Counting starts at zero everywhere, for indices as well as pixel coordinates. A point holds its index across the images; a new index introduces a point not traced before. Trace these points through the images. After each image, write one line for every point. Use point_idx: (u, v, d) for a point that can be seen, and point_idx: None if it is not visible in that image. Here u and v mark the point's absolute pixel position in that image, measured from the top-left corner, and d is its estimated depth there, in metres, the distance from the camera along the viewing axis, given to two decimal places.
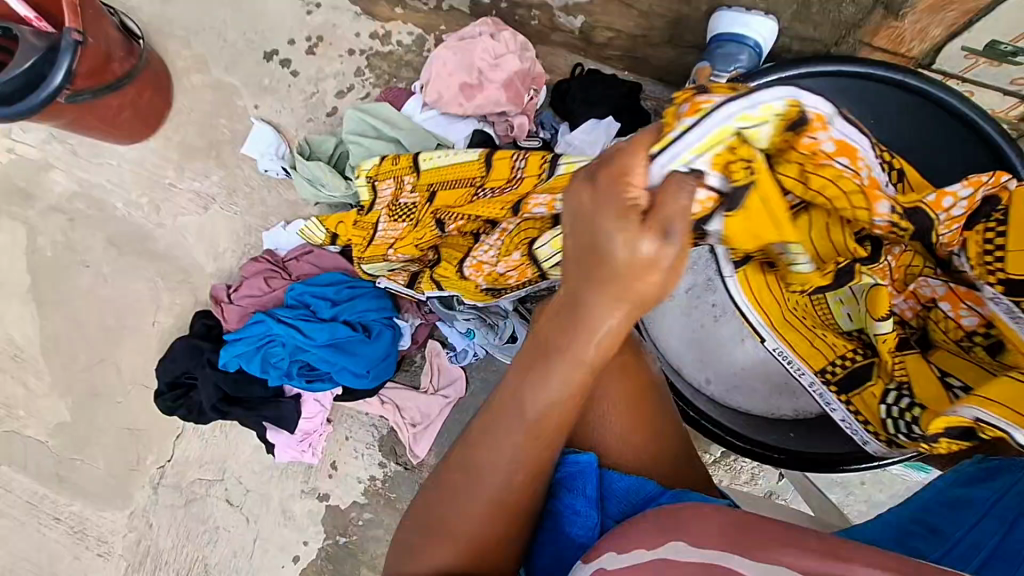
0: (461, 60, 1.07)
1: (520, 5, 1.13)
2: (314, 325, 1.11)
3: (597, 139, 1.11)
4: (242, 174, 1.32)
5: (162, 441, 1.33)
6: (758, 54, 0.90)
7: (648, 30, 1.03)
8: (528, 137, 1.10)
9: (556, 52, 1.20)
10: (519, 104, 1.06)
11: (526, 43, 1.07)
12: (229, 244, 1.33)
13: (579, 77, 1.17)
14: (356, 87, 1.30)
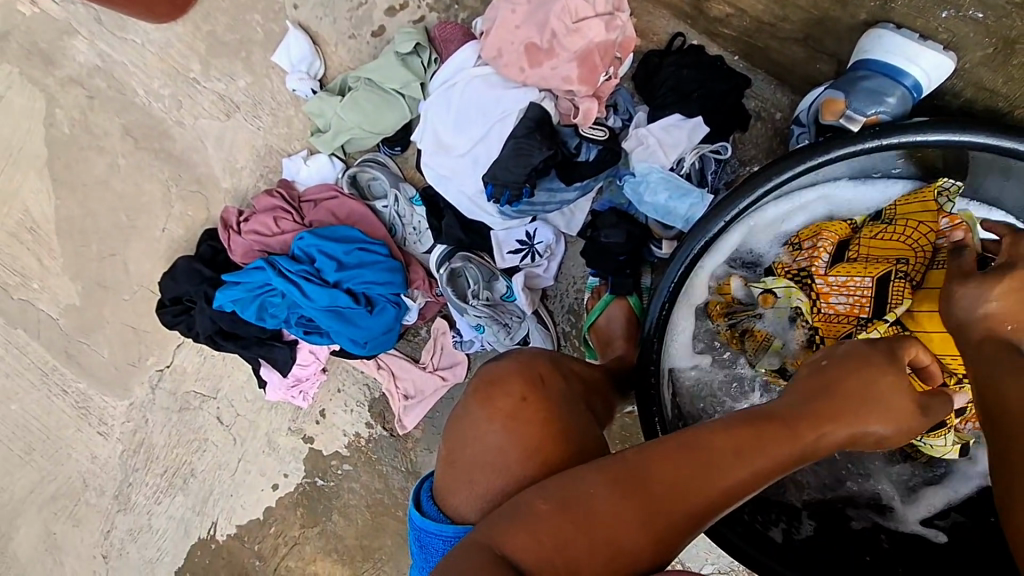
0: (535, 14, 0.87)
1: None
2: (315, 287, 1.03)
3: (676, 144, 0.92)
4: (270, 86, 1.17)
5: (165, 346, 1.33)
6: (914, 98, 0.69)
7: (779, 20, 0.79)
8: (593, 126, 0.92)
9: (655, 13, 0.96)
10: (591, 85, 0.88)
11: (621, 3, 0.86)
12: (247, 161, 1.21)
13: (677, 53, 0.93)
14: (410, 6, 1.08)
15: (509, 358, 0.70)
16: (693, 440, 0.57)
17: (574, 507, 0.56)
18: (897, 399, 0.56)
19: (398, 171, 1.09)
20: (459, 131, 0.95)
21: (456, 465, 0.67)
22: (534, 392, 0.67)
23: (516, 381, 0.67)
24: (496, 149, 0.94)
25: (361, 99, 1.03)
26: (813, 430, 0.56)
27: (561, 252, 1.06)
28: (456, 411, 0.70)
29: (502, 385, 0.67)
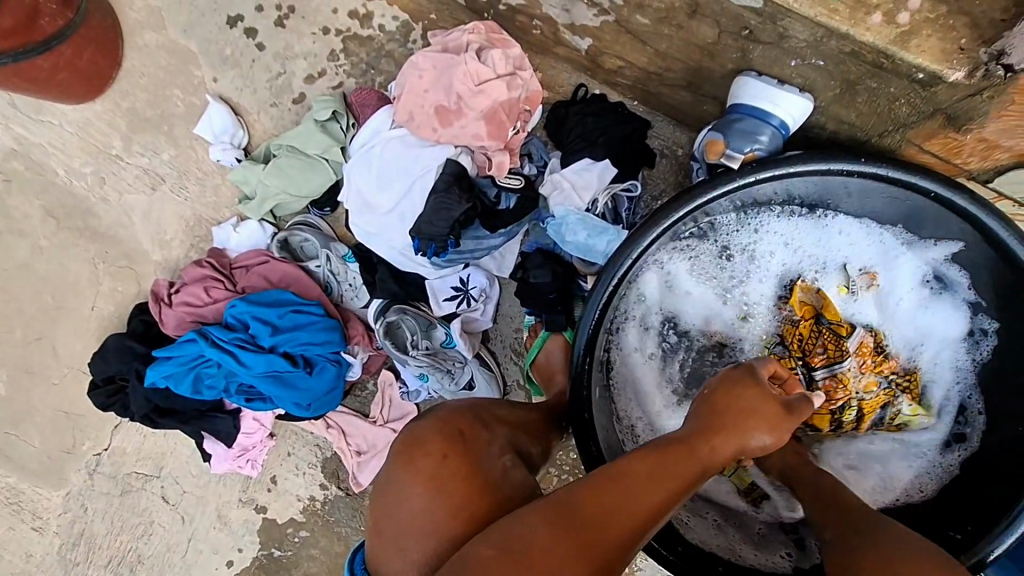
0: (440, 78, 0.92)
1: (520, 11, 0.94)
2: (250, 353, 1.02)
3: (588, 185, 0.98)
4: (194, 157, 1.18)
5: (100, 428, 1.27)
6: (783, 135, 0.75)
7: (664, 70, 0.86)
8: (508, 175, 0.97)
9: (558, 68, 1.03)
10: (501, 139, 0.93)
11: (521, 62, 0.92)
12: (177, 233, 1.21)
13: (580, 102, 1.01)
14: (328, 73, 1.13)
15: (427, 417, 0.72)
16: (614, 471, 0.60)
17: (515, 550, 0.56)
18: (769, 407, 0.65)
19: (330, 230, 1.11)
20: (382, 191, 0.98)
21: (387, 531, 0.67)
22: (454, 448, 0.68)
23: (435, 439, 0.69)
24: (420, 205, 0.97)
25: (284, 165, 1.05)
26: (705, 445, 0.62)
27: (495, 295, 1.09)
28: (382, 478, 0.71)
29: (422, 445, 0.69)
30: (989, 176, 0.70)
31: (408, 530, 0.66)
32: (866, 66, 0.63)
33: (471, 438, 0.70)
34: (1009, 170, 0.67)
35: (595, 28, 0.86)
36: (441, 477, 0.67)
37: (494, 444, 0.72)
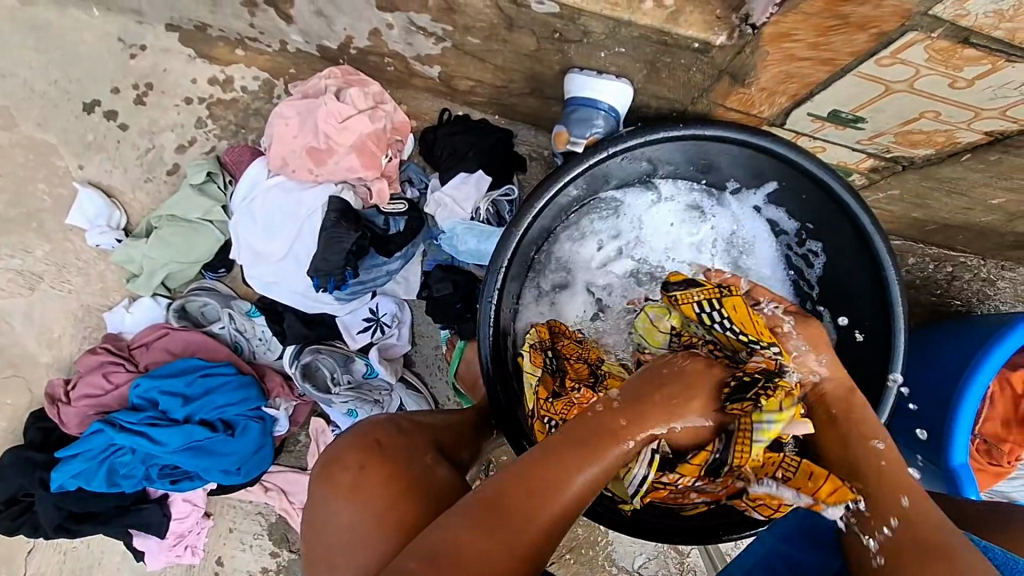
0: (305, 122, 0.96)
1: (371, 53, 1.01)
2: (163, 429, 1.00)
3: (468, 197, 1.05)
4: (71, 247, 1.15)
5: (11, 559, 1.16)
6: (615, 117, 0.86)
7: (508, 81, 0.96)
8: (391, 201, 1.03)
9: (419, 98, 1.11)
10: (376, 168, 0.99)
11: (380, 95, 0.99)
12: (66, 329, 1.16)
13: (445, 124, 1.09)
14: (199, 140, 1.15)
15: (345, 435, 0.75)
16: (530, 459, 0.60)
17: (449, 553, 0.54)
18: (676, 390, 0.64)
19: (229, 290, 1.11)
20: (271, 239, 1.01)
21: (317, 556, 0.67)
22: (369, 457, 0.71)
23: (352, 454, 0.71)
24: (312, 245, 1.00)
25: (167, 235, 1.05)
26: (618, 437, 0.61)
27: (408, 317, 1.13)
28: (308, 510, 0.71)
29: (340, 462, 0.71)
30: (781, 119, 0.82)
31: (338, 553, 0.65)
32: (657, 45, 0.73)
33: (387, 451, 0.72)
34: (792, 109, 0.79)
35: (439, 56, 0.95)
36: (360, 490, 0.68)
37: (406, 449, 0.74)
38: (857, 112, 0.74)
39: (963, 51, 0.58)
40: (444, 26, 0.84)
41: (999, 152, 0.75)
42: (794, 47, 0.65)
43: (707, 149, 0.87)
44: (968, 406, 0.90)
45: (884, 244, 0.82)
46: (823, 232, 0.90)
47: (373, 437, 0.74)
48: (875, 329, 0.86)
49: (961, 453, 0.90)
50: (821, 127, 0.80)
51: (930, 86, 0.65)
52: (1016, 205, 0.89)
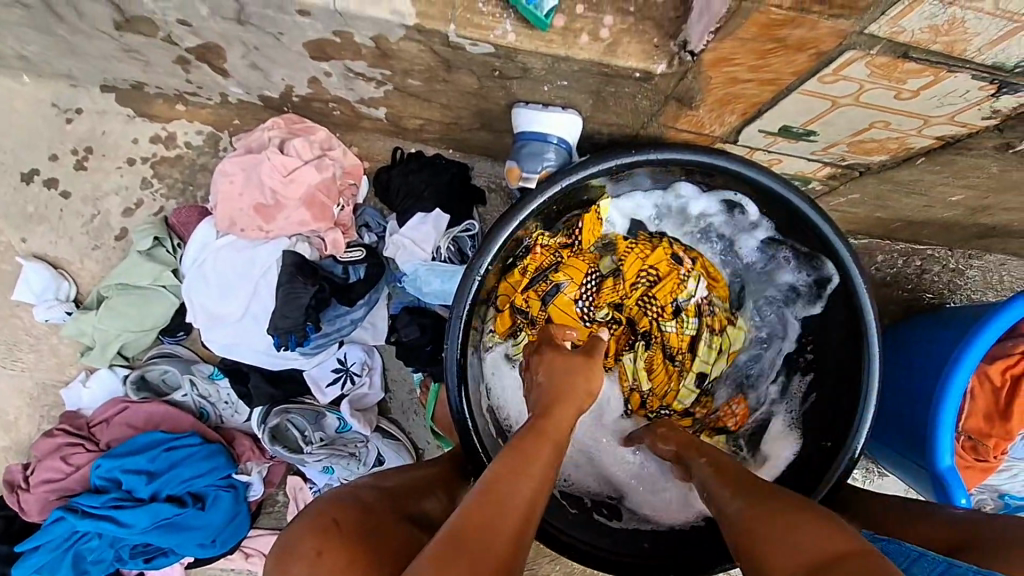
0: (250, 178, 0.93)
1: (314, 99, 0.98)
2: (129, 511, 0.95)
3: (428, 236, 1.02)
4: (19, 324, 1.10)
5: None
6: (566, 149, 0.85)
7: (457, 118, 0.93)
8: (348, 249, 1.00)
9: (371, 139, 1.08)
10: (327, 220, 0.95)
11: (326, 142, 0.97)
12: (21, 410, 1.11)
13: (399, 163, 1.06)
14: (146, 201, 1.11)
15: (294, 524, 0.69)
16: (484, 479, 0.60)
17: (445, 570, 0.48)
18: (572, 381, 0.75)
19: (189, 354, 1.07)
20: (227, 300, 0.97)
21: None
22: (314, 541, 0.65)
23: (307, 539, 0.66)
24: (270, 302, 0.97)
25: (118, 305, 1.01)
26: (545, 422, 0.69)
27: (379, 363, 1.10)
28: None
29: (295, 552, 0.64)
30: (734, 136, 0.80)
31: None
32: (598, 76, 0.71)
33: (339, 531, 0.67)
34: (742, 127, 0.77)
35: (383, 99, 0.92)
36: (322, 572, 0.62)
37: (370, 524, 0.70)
38: (807, 127, 0.73)
39: (904, 65, 0.56)
40: (382, 71, 0.81)
41: (952, 154, 0.74)
42: (736, 71, 0.63)
43: (668, 170, 0.85)
44: (949, 406, 0.87)
45: (846, 249, 0.80)
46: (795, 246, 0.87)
47: (326, 518, 0.69)
48: (849, 343, 0.84)
49: (947, 455, 0.88)
50: (774, 142, 0.79)
51: (877, 99, 0.63)
52: (976, 200, 0.88)
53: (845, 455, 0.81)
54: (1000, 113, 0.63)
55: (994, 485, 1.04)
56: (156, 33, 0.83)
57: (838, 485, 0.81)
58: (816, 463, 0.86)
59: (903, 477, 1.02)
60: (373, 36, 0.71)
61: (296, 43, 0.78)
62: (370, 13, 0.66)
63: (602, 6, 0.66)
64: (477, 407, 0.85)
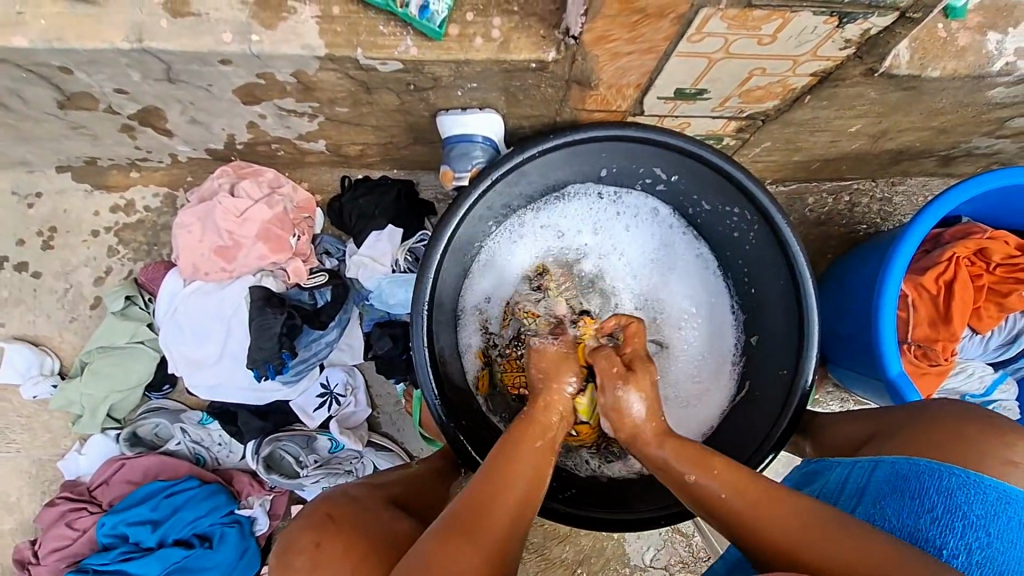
0: (206, 225, 0.99)
1: (258, 143, 1.05)
2: (139, 560, 0.99)
3: (384, 252, 1.08)
4: (9, 405, 1.13)
5: None
6: (492, 146, 0.92)
7: (391, 137, 1.00)
8: (311, 275, 1.05)
9: (319, 173, 1.15)
10: (286, 250, 1.01)
11: (275, 180, 1.03)
12: (22, 488, 1.13)
13: (348, 190, 1.13)
14: (115, 268, 1.16)
15: (300, 519, 0.72)
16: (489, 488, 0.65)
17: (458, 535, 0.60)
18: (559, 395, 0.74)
19: (177, 404, 1.11)
20: (204, 345, 1.02)
21: None
22: (327, 532, 0.69)
23: (308, 534, 0.69)
24: (245, 339, 1.02)
25: (101, 367, 1.05)
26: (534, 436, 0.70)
27: (361, 381, 1.14)
28: None
29: (297, 546, 0.68)
30: (639, 108, 0.88)
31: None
32: (502, 73, 0.78)
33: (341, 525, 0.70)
34: (643, 97, 0.84)
35: (319, 131, 0.99)
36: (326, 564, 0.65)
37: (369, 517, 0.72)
38: (697, 86, 0.80)
39: (752, 14, 0.64)
40: (310, 104, 0.88)
41: (831, 87, 0.81)
42: (617, 45, 0.71)
43: (597, 149, 0.92)
44: (887, 318, 0.94)
45: (765, 194, 0.88)
46: (725, 202, 0.93)
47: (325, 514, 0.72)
48: (781, 279, 0.92)
49: (895, 364, 0.94)
50: (674, 106, 0.86)
51: (744, 48, 0.71)
52: (872, 127, 0.96)
53: (802, 378, 0.89)
54: (852, 41, 0.70)
55: (952, 386, 1.09)
56: (98, 106, 0.90)
57: (799, 409, 0.88)
58: (775, 395, 0.92)
59: (866, 393, 1.10)
60: (292, 73, 0.78)
61: (226, 91, 0.84)
62: (284, 51, 0.72)
63: (489, 10, 0.73)
64: (454, 391, 0.91)
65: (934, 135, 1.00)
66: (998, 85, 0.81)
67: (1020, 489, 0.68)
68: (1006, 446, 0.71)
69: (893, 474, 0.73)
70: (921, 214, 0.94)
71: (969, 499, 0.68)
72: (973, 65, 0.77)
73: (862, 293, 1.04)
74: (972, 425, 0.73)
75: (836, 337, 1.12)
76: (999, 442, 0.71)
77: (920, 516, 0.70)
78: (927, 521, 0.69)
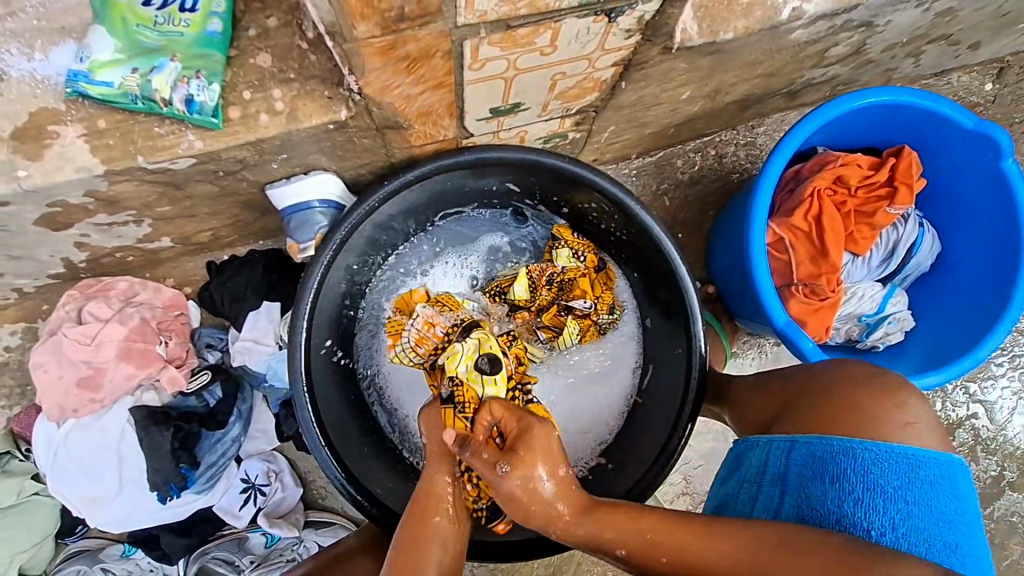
0: (63, 360, 0.95)
1: (102, 256, 0.98)
2: None
3: (266, 331, 1.03)
4: None
5: None
6: (332, 206, 0.88)
7: (236, 216, 0.96)
8: (193, 377, 1.00)
9: (183, 266, 1.08)
10: (155, 362, 0.97)
11: (130, 290, 1.01)
12: None
13: (214, 276, 1.06)
14: None
15: None
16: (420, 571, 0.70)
17: None
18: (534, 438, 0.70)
19: (94, 543, 1.05)
20: (97, 482, 0.97)
21: None
22: None
23: None
24: (139, 464, 0.97)
25: None
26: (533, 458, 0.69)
27: (284, 464, 1.09)
28: None
29: None
30: (465, 132, 0.85)
31: None
32: (307, 141, 0.75)
33: None
34: (463, 123, 0.82)
35: (157, 230, 0.93)
36: None
37: None
38: (508, 102, 0.79)
39: (517, 33, 0.62)
40: (127, 213, 0.83)
41: (640, 70, 0.81)
42: (404, 90, 0.68)
43: (442, 180, 0.89)
44: (759, 263, 0.96)
45: (613, 184, 0.87)
46: (591, 197, 0.91)
47: None
48: (653, 260, 0.92)
49: (780, 313, 0.96)
50: (496, 123, 0.84)
51: (531, 62, 0.69)
52: (704, 89, 0.96)
53: (695, 348, 0.89)
54: (633, 30, 0.69)
55: (848, 312, 1.10)
56: None
57: (702, 378, 0.89)
58: (675, 372, 0.93)
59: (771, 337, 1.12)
60: (85, 194, 0.73)
61: (28, 225, 0.79)
62: (59, 179, 0.67)
63: (265, 83, 0.69)
64: (355, 447, 0.90)
65: (767, 79, 1.02)
66: (796, 28, 0.82)
67: (922, 451, 0.73)
68: (896, 407, 0.75)
69: (811, 457, 0.75)
70: (768, 161, 0.96)
71: (881, 473, 0.72)
72: (763, 19, 0.78)
73: (737, 242, 1.06)
74: (867, 392, 0.77)
75: (731, 291, 1.14)
76: (891, 406, 0.75)
77: (843, 497, 0.72)
78: (852, 505, 0.72)
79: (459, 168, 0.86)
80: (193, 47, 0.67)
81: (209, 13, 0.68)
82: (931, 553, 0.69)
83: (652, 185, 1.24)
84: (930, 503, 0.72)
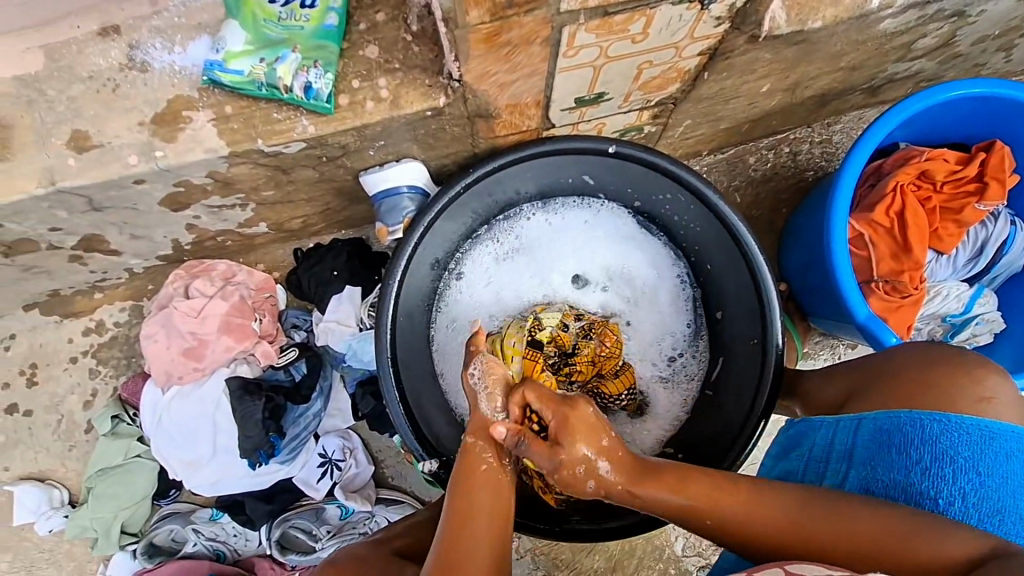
0: (170, 332, 1.03)
1: (206, 240, 1.07)
2: None
3: (348, 313, 1.08)
4: (31, 541, 1.16)
5: None
6: (419, 192, 0.93)
7: (327, 203, 1.02)
8: (282, 353, 1.08)
9: (273, 251, 1.16)
10: (250, 337, 1.05)
11: (228, 272, 1.09)
12: None
13: (301, 262, 1.12)
14: (100, 390, 1.16)
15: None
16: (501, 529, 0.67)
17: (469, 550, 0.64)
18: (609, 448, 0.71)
19: (186, 507, 1.13)
20: (194, 446, 1.05)
21: None
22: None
23: None
24: (231, 431, 1.05)
25: (103, 489, 1.08)
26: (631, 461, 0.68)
27: (358, 442, 1.14)
28: None
29: None
30: (548, 122, 0.88)
31: None
32: (404, 127, 0.80)
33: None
34: (548, 112, 0.85)
35: (257, 215, 1.01)
36: None
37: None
38: (593, 92, 0.82)
39: (613, 20, 0.65)
40: (236, 197, 0.90)
41: (724, 59, 0.82)
42: (499, 76, 0.72)
43: (524, 169, 0.92)
44: (840, 257, 0.94)
45: (691, 175, 0.89)
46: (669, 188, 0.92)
47: None
48: (727, 250, 0.92)
49: (862, 307, 0.95)
50: (578, 113, 0.87)
51: (621, 50, 0.72)
52: (784, 82, 0.97)
53: (773, 341, 0.88)
54: (723, 17, 0.71)
55: (932, 310, 1.07)
56: (39, 245, 0.94)
57: (779, 369, 0.88)
58: (750, 362, 0.92)
59: (846, 336, 1.08)
60: (207, 174, 0.80)
61: (154, 205, 0.87)
62: (190, 159, 0.75)
63: (372, 73, 0.75)
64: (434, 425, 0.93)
65: (848, 73, 1.01)
66: (885, 17, 0.82)
67: (1002, 425, 0.70)
68: (973, 383, 0.73)
69: (878, 431, 0.73)
70: (850, 154, 0.94)
71: (952, 442, 0.69)
72: (851, 8, 0.78)
73: (815, 238, 1.05)
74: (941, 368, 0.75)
75: (806, 288, 1.11)
76: (965, 382, 0.73)
77: (909, 470, 0.71)
78: (919, 475, 0.70)
79: (543, 157, 0.89)
80: (312, 40, 0.74)
81: (326, 9, 0.74)
82: (1003, 530, 0.67)
83: (723, 182, 1.24)
84: (1008, 475, 0.69)
